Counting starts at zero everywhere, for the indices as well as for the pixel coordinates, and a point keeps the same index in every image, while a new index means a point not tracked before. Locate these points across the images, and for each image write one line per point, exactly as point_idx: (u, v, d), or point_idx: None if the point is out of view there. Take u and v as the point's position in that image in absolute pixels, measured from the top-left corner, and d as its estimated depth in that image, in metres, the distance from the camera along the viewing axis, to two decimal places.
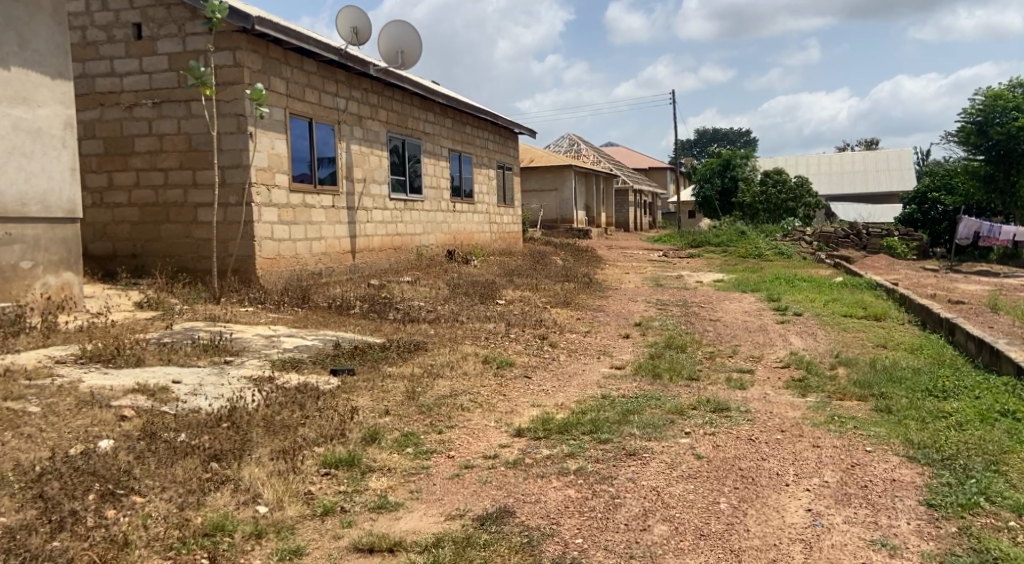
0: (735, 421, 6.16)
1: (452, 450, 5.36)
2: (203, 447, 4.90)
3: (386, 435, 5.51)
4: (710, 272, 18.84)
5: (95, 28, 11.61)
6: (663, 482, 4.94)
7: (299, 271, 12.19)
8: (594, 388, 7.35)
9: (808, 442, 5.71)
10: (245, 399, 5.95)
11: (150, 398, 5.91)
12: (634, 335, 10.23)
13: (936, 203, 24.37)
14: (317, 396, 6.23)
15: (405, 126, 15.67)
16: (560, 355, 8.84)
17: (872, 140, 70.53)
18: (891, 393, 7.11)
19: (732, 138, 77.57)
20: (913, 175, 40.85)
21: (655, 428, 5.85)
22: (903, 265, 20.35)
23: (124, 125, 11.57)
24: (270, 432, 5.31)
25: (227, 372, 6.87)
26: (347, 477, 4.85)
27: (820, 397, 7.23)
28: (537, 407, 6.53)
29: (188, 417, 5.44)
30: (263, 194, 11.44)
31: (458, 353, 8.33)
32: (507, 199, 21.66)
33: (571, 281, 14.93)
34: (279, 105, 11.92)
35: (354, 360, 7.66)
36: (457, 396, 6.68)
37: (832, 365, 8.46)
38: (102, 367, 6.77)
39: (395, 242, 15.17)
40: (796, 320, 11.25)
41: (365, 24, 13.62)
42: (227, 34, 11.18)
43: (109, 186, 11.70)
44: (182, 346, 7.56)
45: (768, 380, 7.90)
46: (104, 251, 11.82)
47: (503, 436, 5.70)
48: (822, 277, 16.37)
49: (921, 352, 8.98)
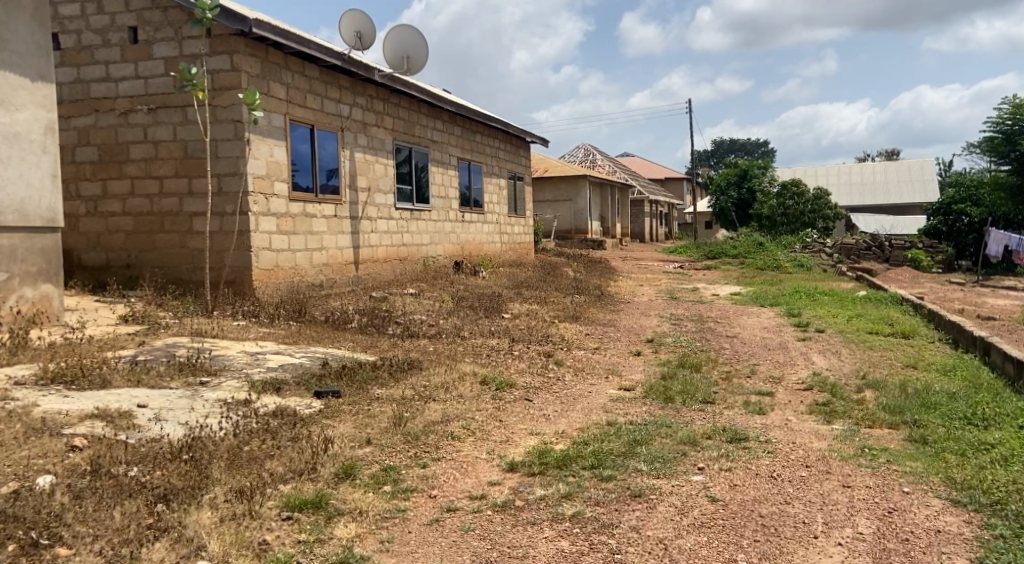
0: (755, 454, 5.55)
1: (435, 488, 4.80)
2: (152, 486, 4.35)
3: (362, 471, 4.95)
4: (728, 284, 18.17)
5: (90, 32, 11.14)
6: (672, 532, 4.35)
7: (298, 283, 11.65)
8: (599, 413, 6.72)
9: (836, 480, 5.09)
10: (211, 426, 5.38)
11: (109, 425, 5.37)
12: (646, 352, 9.64)
13: (961, 215, 23.56)
14: (294, 424, 5.65)
15: (413, 133, 15.14)
16: (565, 375, 8.25)
17: (890, 152, 69.83)
18: (926, 421, 6.47)
19: (749, 148, 77.10)
20: (935, 187, 40.02)
21: (664, 462, 5.26)
22: (928, 279, 19.62)
23: (119, 131, 11.09)
24: (233, 467, 4.74)
25: (199, 395, 6.32)
26: (311, 523, 4.29)
27: (847, 424, 6.59)
28: (535, 436, 5.94)
29: (145, 447, 4.91)
30: (261, 203, 10.92)
31: (456, 372, 7.76)
32: (519, 208, 21.10)
33: (582, 294, 14.33)
34: (278, 111, 11.40)
35: (341, 381, 7.09)
36: (448, 423, 6.08)
37: (858, 388, 7.81)
38: (63, 389, 6.24)
39: (400, 252, 14.62)
40: (818, 338, 10.60)
41: (369, 29, 13.12)
42: (224, 38, 10.69)
43: (103, 195, 11.22)
44: (156, 366, 7.02)
45: (789, 404, 7.27)
46: (97, 261, 11.32)
47: (494, 471, 5.11)
48: (843, 290, 15.73)
49: (954, 373, 8.34)
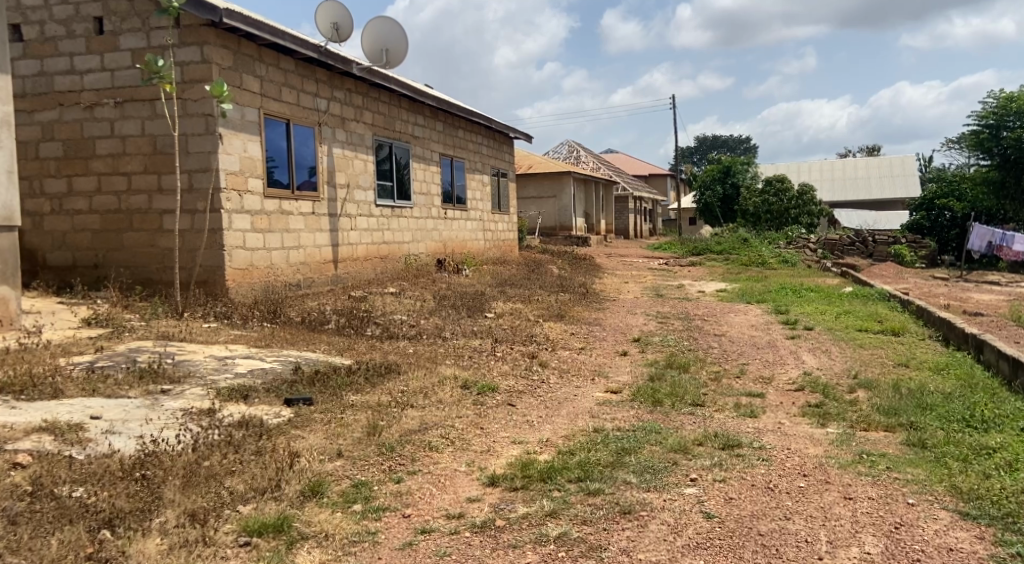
0: (750, 462, 5.20)
1: (409, 507, 4.45)
2: (97, 510, 4.07)
3: (332, 487, 4.60)
4: (713, 281, 17.85)
5: (53, 22, 10.67)
6: (665, 556, 4.04)
7: (274, 282, 11.24)
8: (585, 419, 6.38)
9: (836, 492, 4.76)
10: (169, 440, 5.03)
11: (58, 440, 5.05)
12: (632, 352, 9.32)
13: (944, 209, 23.41)
14: (259, 435, 5.27)
15: (393, 128, 14.74)
16: (549, 378, 7.90)
17: (872, 147, 69.95)
18: (924, 424, 6.15)
19: (732, 145, 77.07)
20: (917, 182, 39.94)
21: (655, 473, 4.91)
22: (912, 274, 19.40)
23: (85, 126, 10.64)
24: (189, 486, 4.40)
25: (160, 405, 5.95)
26: (270, 550, 3.97)
27: (843, 428, 6.25)
28: (518, 444, 5.59)
29: (94, 465, 4.59)
30: (234, 200, 10.51)
31: (435, 375, 7.39)
32: (503, 205, 20.71)
33: (566, 292, 13.97)
34: (252, 105, 10.99)
35: (314, 387, 6.71)
36: (426, 431, 5.72)
37: (851, 389, 7.49)
38: (11, 400, 5.92)
39: (381, 251, 14.23)
40: (807, 336, 10.29)
41: (346, 20, 12.71)
42: (194, 29, 10.27)
43: (69, 192, 10.77)
44: (115, 373, 6.64)
45: (782, 406, 6.95)
46: (63, 262, 10.87)
47: (473, 486, 4.76)
48: (827, 286, 15.46)
49: (948, 372, 8.04)
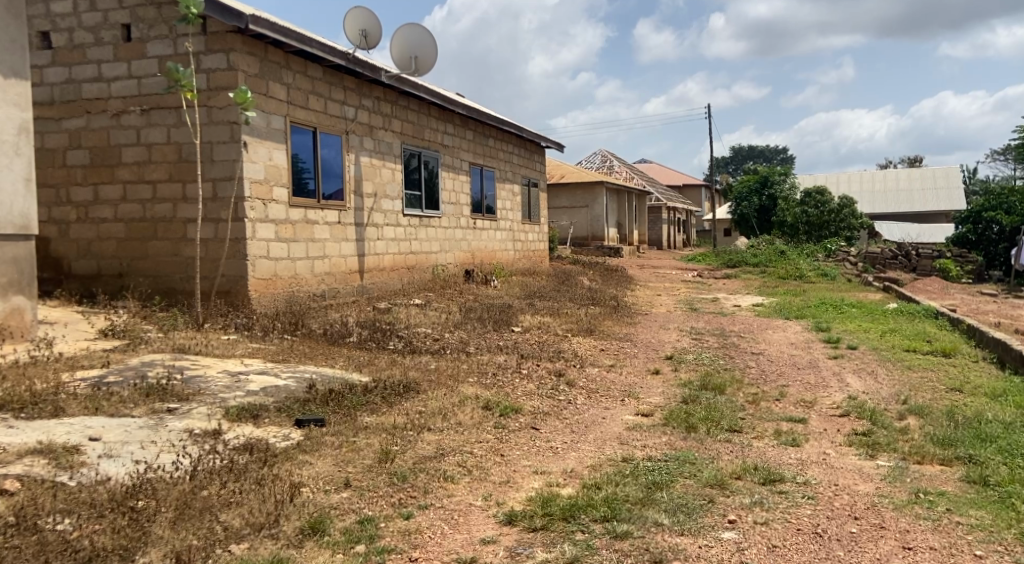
0: (795, 501, 4.76)
1: (418, 549, 4.13)
2: (77, 548, 3.81)
3: (335, 524, 4.27)
4: (750, 294, 17.33)
5: (82, 29, 10.48)
6: None
7: (298, 293, 10.95)
8: (614, 446, 5.97)
9: (893, 540, 4.33)
10: (170, 465, 4.71)
11: (53, 465, 4.74)
12: (665, 370, 8.89)
13: (992, 223, 22.51)
14: (264, 461, 4.91)
15: (422, 136, 14.44)
16: (577, 398, 7.49)
17: (914, 159, 68.68)
18: (984, 458, 5.66)
19: (770, 156, 76.08)
20: (961, 194, 38.91)
21: (689, 513, 4.50)
22: (959, 290, 18.71)
23: (113, 134, 10.43)
24: (181, 520, 4.09)
25: (163, 426, 5.63)
26: None
27: (894, 460, 5.78)
28: (540, 475, 5.20)
29: (88, 492, 4.28)
30: (258, 209, 10.25)
31: (456, 395, 7.01)
32: (534, 215, 20.34)
33: (597, 306, 13.54)
34: (278, 112, 10.72)
35: (327, 407, 6.36)
36: (442, 459, 5.34)
37: (901, 415, 7.01)
38: (10, 419, 5.65)
39: (408, 261, 13.90)
40: (852, 356, 9.78)
41: (374, 27, 12.41)
42: (220, 36, 10.03)
43: (95, 200, 10.56)
44: (121, 390, 6.34)
45: (826, 434, 6.49)
46: (87, 270, 10.65)
47: (489, 525, 4.39)
48: (871, 302, 14.86)
49: (1006, 399, 7.51)
